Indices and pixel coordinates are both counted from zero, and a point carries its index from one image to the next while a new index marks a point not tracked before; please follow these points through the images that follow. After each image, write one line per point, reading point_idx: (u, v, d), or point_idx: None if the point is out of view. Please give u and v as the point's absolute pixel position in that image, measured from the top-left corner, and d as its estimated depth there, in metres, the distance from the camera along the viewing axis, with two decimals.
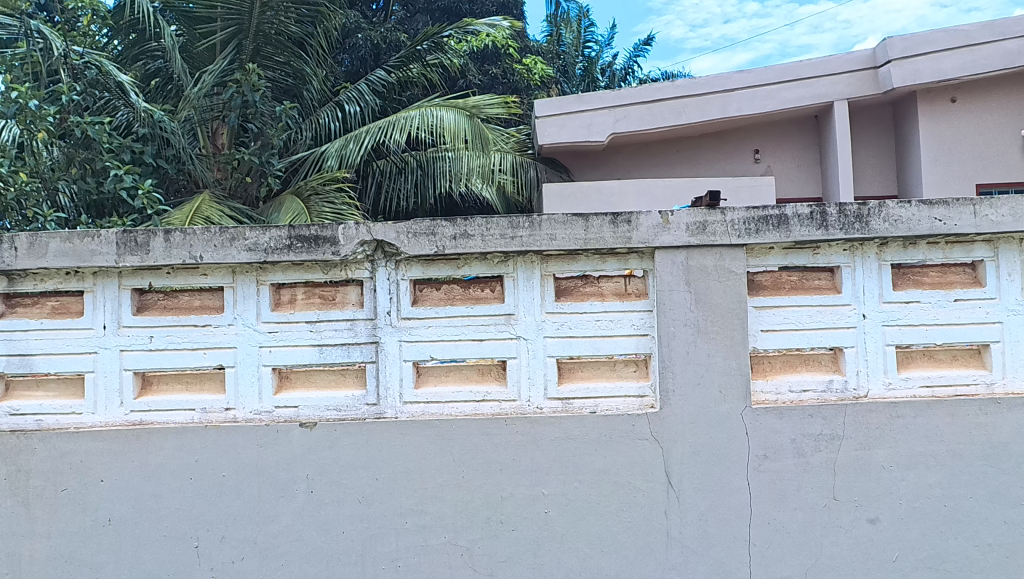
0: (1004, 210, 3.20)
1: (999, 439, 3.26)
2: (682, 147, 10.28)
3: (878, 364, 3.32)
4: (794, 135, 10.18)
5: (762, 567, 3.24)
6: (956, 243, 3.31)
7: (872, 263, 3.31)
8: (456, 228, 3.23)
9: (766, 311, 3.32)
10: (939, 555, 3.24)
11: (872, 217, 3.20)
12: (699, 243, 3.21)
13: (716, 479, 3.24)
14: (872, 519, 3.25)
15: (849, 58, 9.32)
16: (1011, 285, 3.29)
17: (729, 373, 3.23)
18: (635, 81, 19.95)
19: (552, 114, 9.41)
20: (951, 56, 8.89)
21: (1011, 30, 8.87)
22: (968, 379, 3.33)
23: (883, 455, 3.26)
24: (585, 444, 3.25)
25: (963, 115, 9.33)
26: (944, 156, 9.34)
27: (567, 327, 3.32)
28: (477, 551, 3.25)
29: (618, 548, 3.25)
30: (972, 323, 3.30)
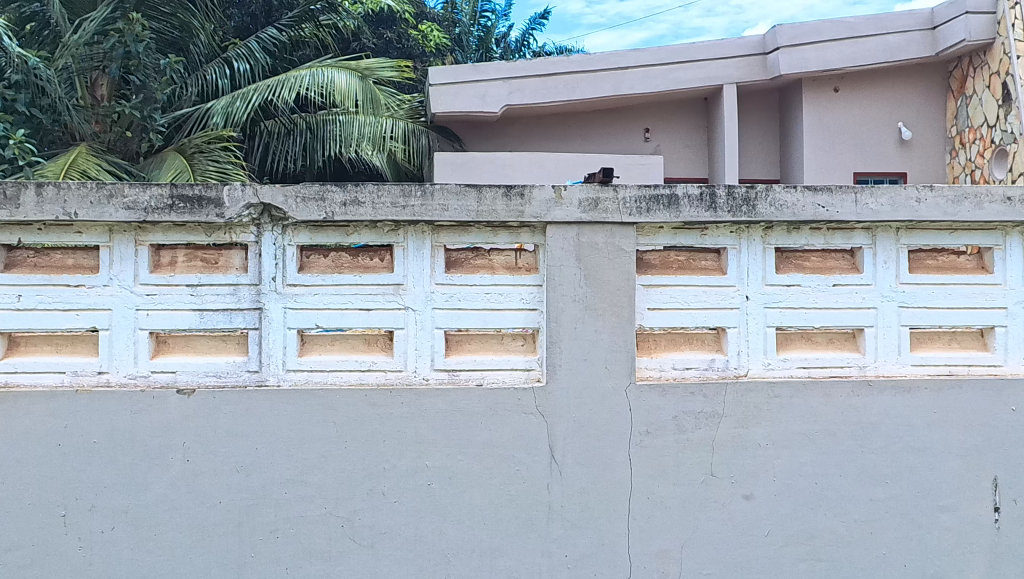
0: (883, 199, 3.31)
1: (869, 421, 3.38)
2: (575, 123, 10.30)
3: (758, 344, 3.40)
4: (684, 117, 10.34)
5: (640, 540, 3.30)
6: (837, 230, 3.41)
7: (757, 246, 3.39)
8: (346, 195, 3.16)
9: (653, 290, 3.36)
10: (808, 531, 3.36)
11: (758, 201, 3.28)
12: (591, 219, 3.22)
13: (599, 454, 3.28)
14: (747, 495, 3.34)
15: (740, 43, 9.48)
16: (887, 271, 3.42)
17: (616, 350, 3.26)
18: (530, 53, 19.94)
19: (446, 82, 9.29)
20: (837, 47, 9.13)
21: (893, 24, 9.14)
22: (843, 361, 3.44)
23: (760, 433, 3.35)
24: (471, 417, 3.24)
25: (846, 103, 9.61)
26: (825, 144, 9.62)
27: (456, 300, 3.29)
28: (358, 522, 3.22)
29: (500, 520, 3.25)
30: (850, 308, 3.41)
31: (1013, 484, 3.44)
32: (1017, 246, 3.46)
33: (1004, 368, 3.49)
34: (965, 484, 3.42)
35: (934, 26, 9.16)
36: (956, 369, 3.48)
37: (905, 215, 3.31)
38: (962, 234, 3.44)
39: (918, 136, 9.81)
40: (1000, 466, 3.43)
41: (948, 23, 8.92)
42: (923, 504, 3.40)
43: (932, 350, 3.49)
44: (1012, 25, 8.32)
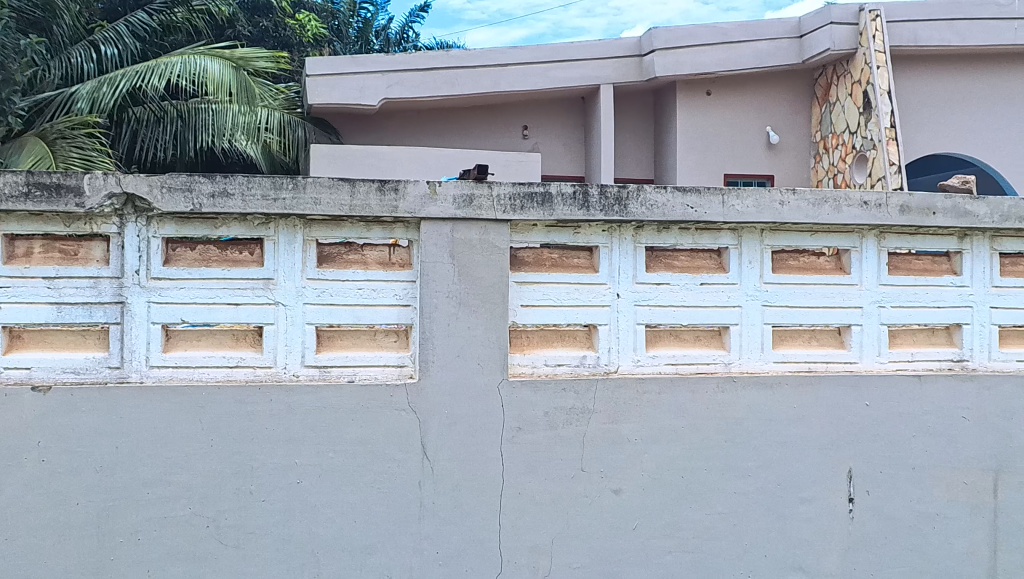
0: (749, 201, 3.43)
1: (734, 417, 3.48)
2: (454, 118, 10.24)
3: (628, 341, 3.46)
4: (562, 115, 10.45)
5: (512, 536, 3.31)
6: (705, 230, 3.51)
7: (628, 245, 3.46)
8: (215, 186, 3.08)
9: (526, 287, 3.38)
10: (674, 523, 3.43)
11: (629, 201, 3.35)
12: (465, 216, 3.22)
13: (471, 450, 3.27)
14: (616, 489, 3.39)
15: (617, 44, 9.59)
16: (751, 272, 3.55)
17: (489, 346, 3.26)
18: (410, 47, 19.84)
19: (323, 73, 9.13)
20: (710, 51, 9.32)
21: (763, 31, 9.41)
22: (708, 358, 3.53)
23: (629, 429, 3.40)
24: (342, 413, 3.19)
25: (718, 106, 9.87)
26: (698, 146, 9.85)
27: (328, 295, 3.25)
28: (224, 523, 3.14)
29: (370, 517, 3.22)
30: (716, 307, 3.52)
31: (867, 476, 3.59)
32: (872, 249, 3.65)
33: (859, 364, 3.65)
34: (823, 476, 3.55)
35: (802, 35, 9.52)
36: (815, 365, 3.62)
37: (769, 216, 3.45)
38: (821, 235, 3.60)
39: (785, 140, 10.15)
40: (855, 458, 3.58)
41: (814, 32, 9.27)
42: (784, 497, 3.52)
43: (793, 347, 3.63)
44: (873, 36, 8.74)
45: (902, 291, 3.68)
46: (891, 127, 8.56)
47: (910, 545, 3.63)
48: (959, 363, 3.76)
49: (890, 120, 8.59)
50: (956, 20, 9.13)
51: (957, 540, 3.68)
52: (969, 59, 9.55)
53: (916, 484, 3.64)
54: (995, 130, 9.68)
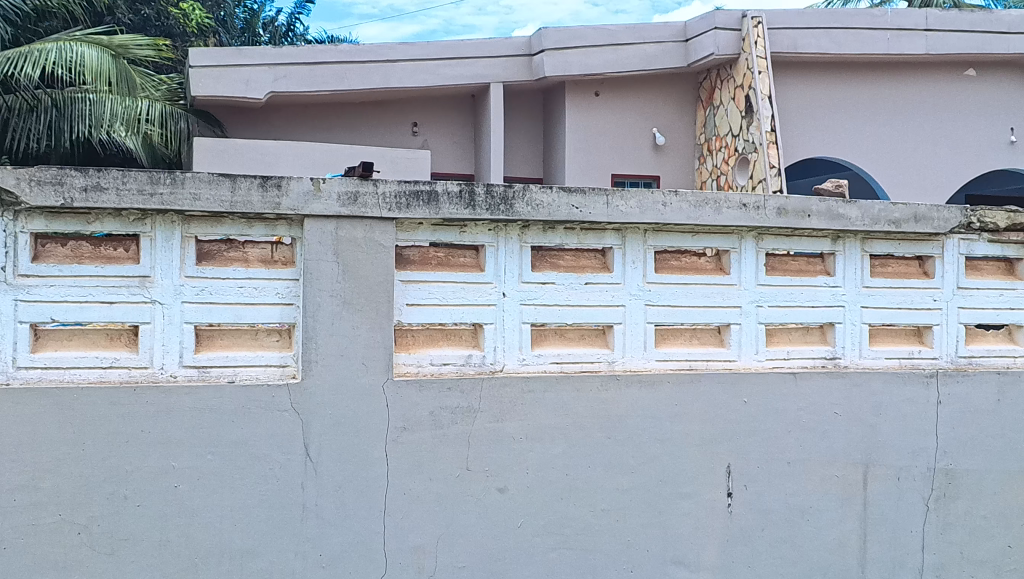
0: (632, 202, 3.49)
1: (617, 414, 3.52)
2: (343, 114, 10.12)
3: (513, 340, 3.47)
4: (451, 112, 10.44)
5: (397, 537, 3.29)
6: (590, 230, 3.56)
7: (514, 245, 3.47)
8: (87, 179, 2.97)
9: (411, 286, 3.36)
10: (558, 521, 3.46)
11: (515, 200, 3.36)
12: (350, 213, 3.18)
13: (354, 450, 3.23)
14: (501, 488, 3.39)
15: (507, 43, 9.61)
16: (635, 272, 3.61)
17: (373, 346, 3.23)
18: (298, 40, 19.53)
19: (207, 65, 8.89)
20: (598, 53, 9.42)
21: (650, 34, 9.56)
22: (592, 356, 3.57)
23: (514, 427, 3.41)
24: (221, 415, 3.11)
25: (605, 107, 9.99)
26: (586, 146, 9.96)
27: (207, 293, 3.16)
28: (96, 529, 3.03)
29: (251, 521, 3.15)
30: (600, 306, 3.57)
31: (744, 470, 3.69)
32: (751, 250, 3.76)
33: (738, 362, 3.76)
34: (703, 472, 3.64)
35: (687, 39, 9.67)
36: (696, 363, 3.70)
37: (652, 217, 3.52)
38: (702, 236, 3.69)
39: (671, 141, 10.34)
40: (733, 454, 3.68)
41: (699, 36, 9.45)
42: (665, 492, 3.59)
43: (674, 345, 3.70)
44: (755, 42, 8.99)
45: (778, 291, 3.80)
46: (771, 131, 8.79)
47: (784, 538, 3.75)
48: (832, 360, 3.90)
49: (770, 124, 8.83)
50: (833, 29, 9.46)
51: (829, 531, 3.81)
52: (843, 67, 9.91)
53: (790, 478, 3.75)
54: (869, 136, 10.07)
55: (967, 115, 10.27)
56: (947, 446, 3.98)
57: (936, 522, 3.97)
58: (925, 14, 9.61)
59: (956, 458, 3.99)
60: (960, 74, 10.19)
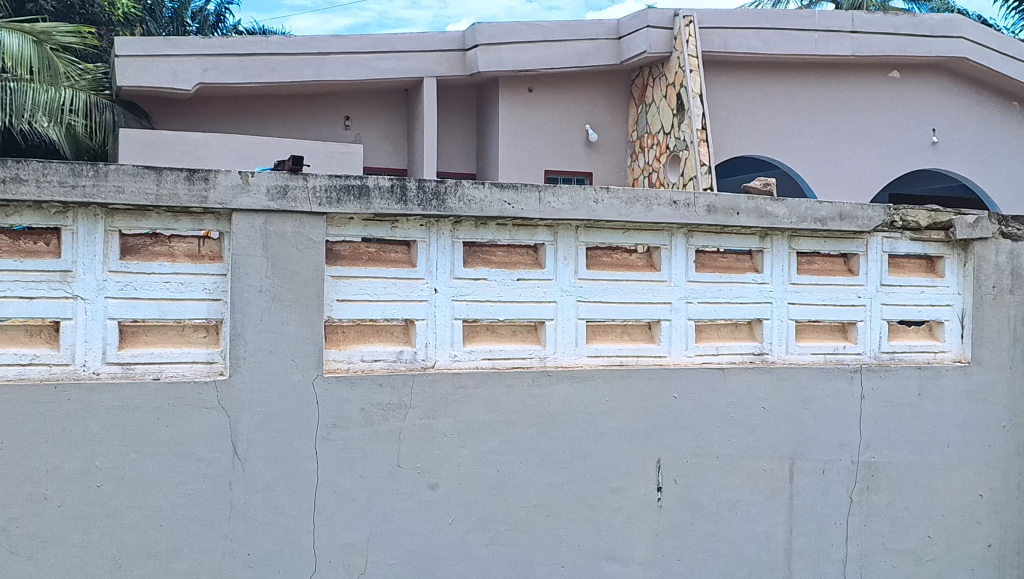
0: (564, 199, 3.50)
1: (549, 410, 3.53)
2: (274, 106, 9.99)
3: (445, 336, 3.46)
4: (384, 107, 10.36)
5: (327, 534, 3.25)
6: (522, 226, 3.56)
7: (446, 241, 3.45)
8: (6, 171, 2.87)
9: (343, 281, 3.33)
10: (490, 517, 3.46)
11: (447, 196, 3.35)
12: (279, 208, 3.14)
13: (283, 448, 3.19)
14: (432, 485, 3.38)
15: (440, 37, 9.55)
16: (567, 268, 3.62)
17: (303, 342, 3.19)
18: (228, 30, 19.22)
19: (133, 54, 8.68)
20: (531, 49, 9.43)
21: (584, 31, 9.58)
22: (525, 352, 3.58)
23: (446, 424, 3.40)
24: (146, 412, 3.04)
25: (539, 103, 10.01)
26: (520, 142, 9.97)
27: (132, 289, 3.09)
28: (15, 531, 2.94)
29: (177, 521, 3.08)
30: (532, 302, 3.57)
31: (674, 465, 3.73)
32: (681, 247, 3.80)
33: (668, 357, 3.79)
34: (633, 467, 3.66)
35: (619, 36, 9.72)
36: (627, 359, 3.73)
37: (584, 213, 3.54)
38: (633, 233, 3.72)
39: (604, 138, 10.40)
40: (663, 449, 3.71)
41: (631, 34, 9.51)
42: (596, 487, 3.61)
43: (606, 341, 3.72)
44: (686, 41, 9.08)
45: (708, 288, 3.85)
46: (702, 130, 8.89)
47: (713, 531, 3.80)
48: (760, 356, 3.96)
49: (701, 122, 8.92)
50: (762, 29, 9.61)
51: (756, 524, 3.87)
52: (773, 67, 10.07)
53: (719, 472, 3.80)
54: (797, 135, 10.25)
55: (892, 116, 10.52)
56: (870, 440, 4.06)
57: (859, 514, 4.06)
58: (851, 16, 9.80)
59: (879, 451, 4.08)
60: (885, 76, 10.42)
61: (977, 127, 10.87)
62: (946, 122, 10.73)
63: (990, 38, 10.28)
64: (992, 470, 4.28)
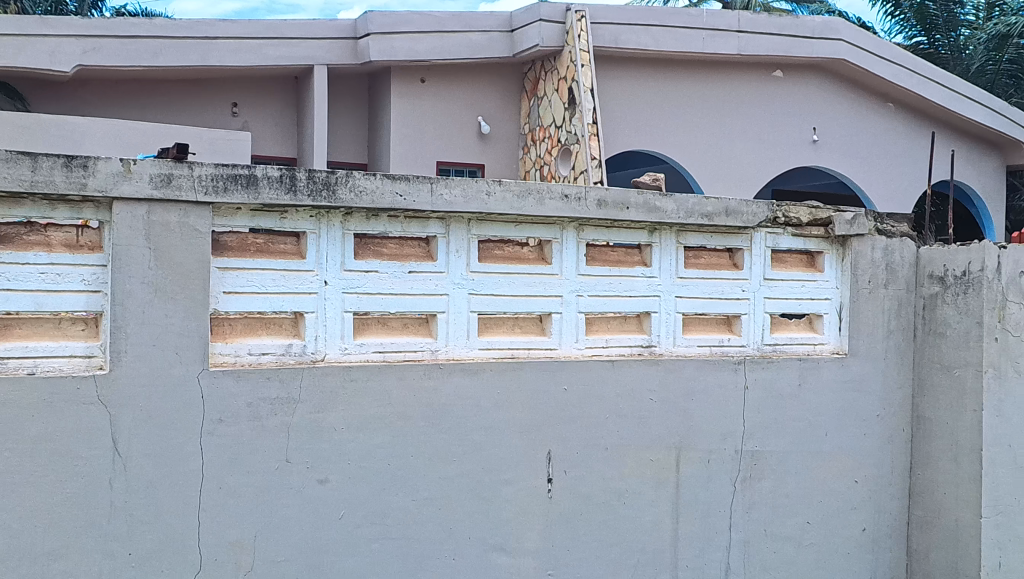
0: (457, 191, 3.51)
1: (440, 403, 3.52)
2: (156, 91, 9.69)
3: (335, 329, 3.42)
4: (272, 94, 10.15)
5: (212, 532, 3.17)
6: (413, 218, 3.54)
7: (336, 232, 3.41)
8: None
9: (229, 273, 3.25)
10: (380, 511, 3.43)
11: (338, 187, 3.31)
12: (162, 197, 3.05)
13: (167, 444, 3.09)
14: (321, 479, 3.33)
15: (331, 25, 9.38)
16: (459, 261, 3.62)
17: (187, 335, 3.11)
18: (106, 11, 18.54)
19: (6, 32, 8.25)
20: (424, 39, 9.36)
21: (477, 23, 9.55)
22: (416, 345, 3.56)
23: (336, 418, 3.35)
24: (20, 409, 2.90)
25: (431, 94, 9.96)
26: (412, 133, 9.91)
27: (5, 280, 2.95)
28: None
29: (53, 522, 2.94)
30: (423, 294, 3.56)
31: (564, 456, 3.77)
32: (572, 241, 3.84)
33: (559, 350, 3.82)
34: (524, 458, 3.69)
35: (512, 29, 9.71)
36: (518, 352, 3.74)
37: (476, 206, 3.54)
38: (525, 227, 3.74)
39: (497, 130, 10.41)
40: (553, 441, 3.75)
41: (524, 27, 9.53)
42: (486, 479, 3.62)
43: (497, 334, 3.73)
44: (578, 36, 9.17)
45: (598, 281, 3.90)
46: (593, 124, 8.99)
47: (602, 521, 3.85)
48: (648, 348, 4.03)
49: (592, 116, 9.02)
50: (652, 26, 9.76)
51: (643, 513, 3.95)
52: (662, 64, 10.25)
53: (607, 463, 3.86)
54: (684, 131, 10.45)
55: (775, 114, 10.82)
56: (753, 429, 4.18)
57: (742, 502, 4.17)
58: (737, 16, 10.04)
59: (761, 441, 4.20)
60: (769, 75, 10.72)
61: (855, 126, 11.27)
62: (826, 121, 11.10)
63: (867, 41, 10.67)
64: (866, 457, 4.46)
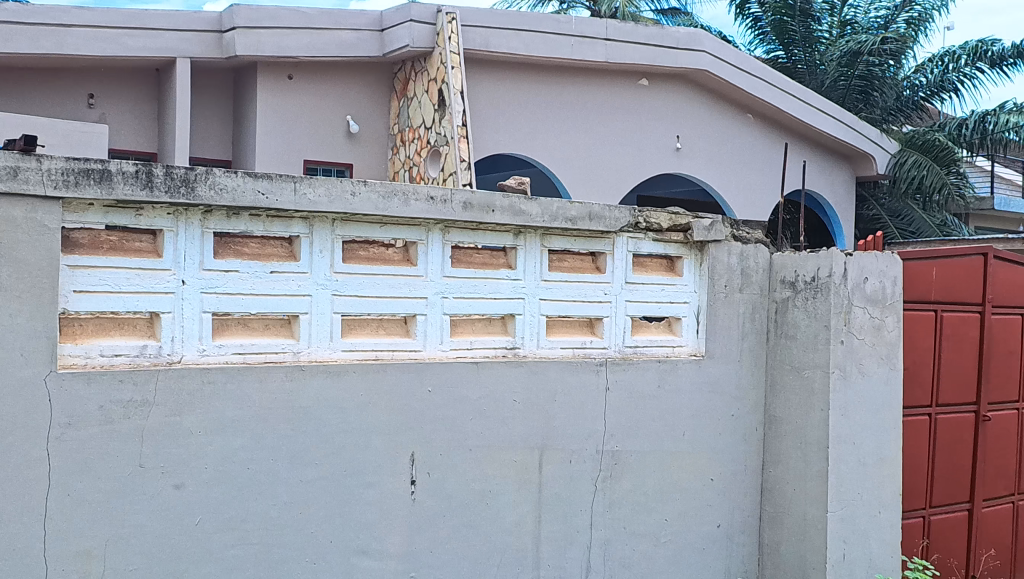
0: (320, 190, 3.47)
1: (302, 405, 3.47)
2: (6, 79, 9.24)
3: (193, 330, 3.33)
4: (131, 86, 9.81)
5: (58, 542, 3.03)
6: (276, 217, 3.48)
7: (194, 230, 3.32)
8: None
9: (80, 272, 3.12)
10: (239, 516, 3.35)
11: (197, 183, 3.23)
12: (8, 190, 2.91)
13: (10, 450, 2.94)
14: (177, 484, 3.24)
15: (195, 17, 9.11)
16: (322, 261, 3.58)
17: (34, 336, 2.97)
18: None
19: None
20: (292, 35, 9.20)
21: (347, 22, 9.45)
22: (278, 346, 3.49)
23: (192, 421, 3.26)
24: None
25: (299, 91, 9.79)
26: (279, 131, 9.72)
27: None
28: None
29: None
30: (285, 295, 3.50)
31: (427, 458, 3.77)
32: (437, 243, 3.84)
33: (423, 352, 3.82)
34: (387, 460, 3.67)
35: (382, 29, 9.63)
36: (382, 354, 3.72)
37: (340, 206, 3.51)
38: (390, 228, 3.72)
39: (366, 130, 10.31)
40: (417, 443, 3.74)
41: (394, 27, 9.47)
42: (348, 482, 3.58)
43: (360, 336, 3.70)
44: (448, 37, 9.18)
45: (463, 283, 3.91)
46: (462, 126, 9.01)
47: (465, 521, 3.87)
48: (512, 350, 4.06)
49: (461, 119, 9.04)
50: (522, 31, 9.84)
51: (506, 513, 3.98)
52: (531, 68, 10.35)
53: (471, 464, 3.87)
54: (553, 136, 10.58)
55: (641, 121, 11.07)
56: (614, 430, 4.27)
57: (603, 501, 4.25)
58: (605, 24, 10.24)
59: (621, 440, 4.29)
60: (635, 83, 10.97)
61: (715, 136, 11.64)
62: (689, 130, 11.42)
63: (728, 53, 11.03)
64: (721, 456, 4.61)
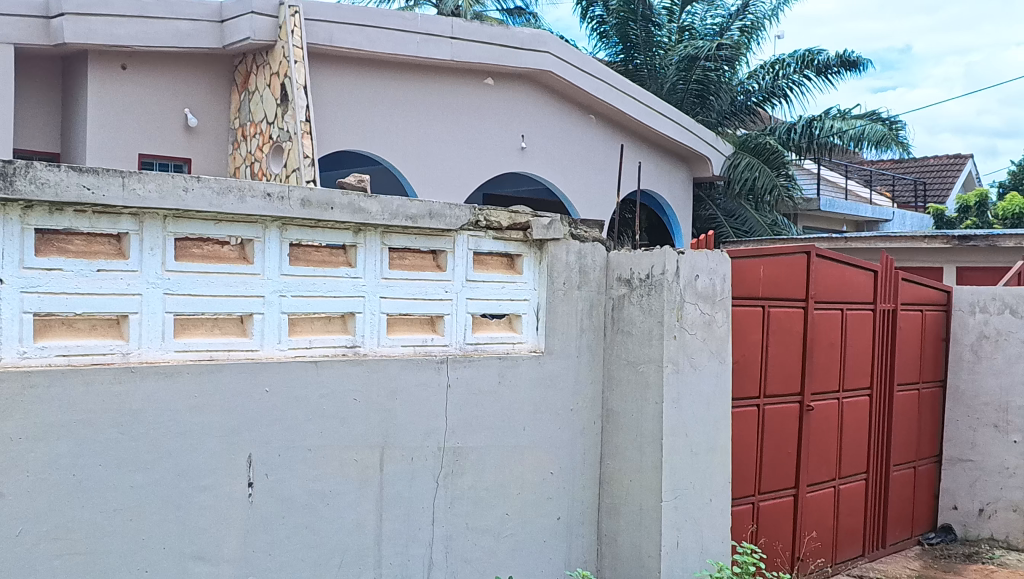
0: (151, 186, 3.36)
1: (131, 408, 3.36)
2: None
3: (12, 331, 3.14)
4: None
5: None
6: (103, 213, 3.36)
7: (13, 227, 3.15)
8: None
9: None
10: (64, 525, 3.21)
11: (16, 177, 3.06)
12: None
13: None
14: None
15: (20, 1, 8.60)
16: (153, 259, 3.47)
17: None
18: None
19: None
20: (126, 23, 8.82)
21: (184, 11, 9.14)
22: (105, 348, 3.35)
23: (12, 427, 3.09)
24: None
25: (133, 82, 9.41)
26: (111, 122, 9.31)
27: None
28: None
29: None
30: (113, 294, 3.38)
31: (264, 460, 3.70)
32: (274, 240, 3.79)
33: (260, 351, 3.75)
34: (222, 463, 3.58)
35: (222, 20, 9.42)
36: (216, 354, 3.63)
37: (171, 203, 3.42)
38: (225, 225, 3.65)
39: (204, 124, 10.01)
40: (254, 445, 3.67)
41: (234, 18, 9.25)
42: (181, 485, 3.48)
43: (193, 336, 3.60)
44: (292, 31, 9.00)
45: (301, 281, 3.87)
46: (305, 121, 8.87)
47: (305, 523, 3.82)
48: (352, 348, 4.03)
49: (304, 114, 8.89)
50: (367, 27, 9.75)
51: (346, 513, 3.95)
52: (376, 64, 10.27)
53: (310, 465, 3.83)
54: (399, 133, 10.53)
55: (486, 120, 11.15)
56: (455, 426, 4.30)
57: (444, 497, 4.28)
58: (450, 22, 10.27)
59: (462, 437, 4.32)
60: (480, 82, 11.05)
61: (559, 135, 11.83)
62: (533, 129, 11.57)
63: (570, 55, 11.24)
64: (560, 450, 4.71)
